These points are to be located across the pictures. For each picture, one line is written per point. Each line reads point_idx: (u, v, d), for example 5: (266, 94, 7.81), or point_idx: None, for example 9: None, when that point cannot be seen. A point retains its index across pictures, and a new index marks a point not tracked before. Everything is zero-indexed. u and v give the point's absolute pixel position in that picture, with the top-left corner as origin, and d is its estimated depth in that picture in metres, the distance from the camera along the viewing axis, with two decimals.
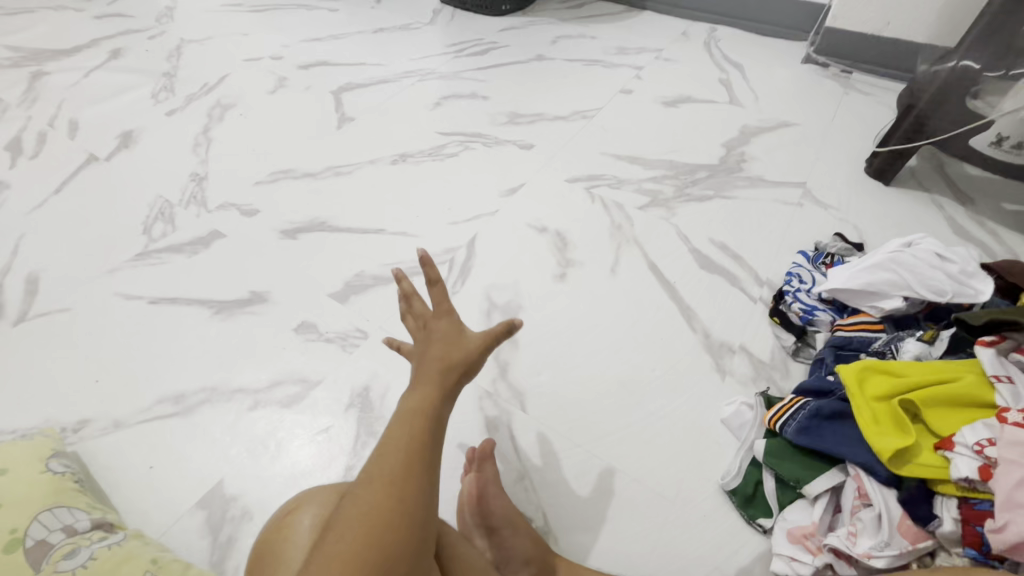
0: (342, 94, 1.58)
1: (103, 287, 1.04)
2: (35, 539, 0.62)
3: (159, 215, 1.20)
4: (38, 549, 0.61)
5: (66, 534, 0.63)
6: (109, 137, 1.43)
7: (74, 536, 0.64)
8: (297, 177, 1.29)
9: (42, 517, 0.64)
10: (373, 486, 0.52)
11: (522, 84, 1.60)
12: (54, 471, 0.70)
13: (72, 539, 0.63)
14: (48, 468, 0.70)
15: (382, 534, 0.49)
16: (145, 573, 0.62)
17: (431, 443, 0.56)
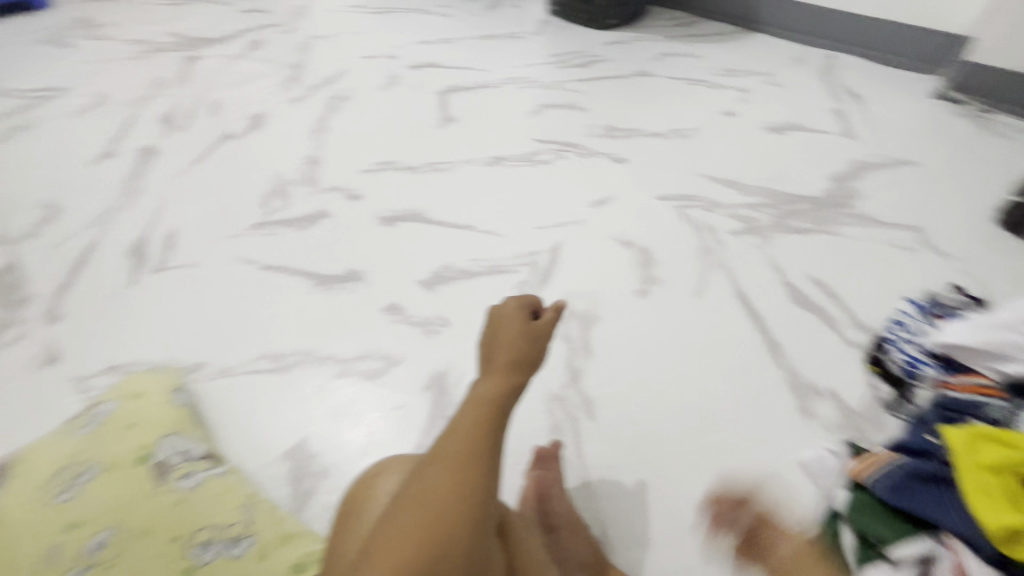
0: (447, 95, 1.67)
1: (225, 250, 1.17)
2: (161, 459, 0.72)
3: (277, 191, 1.33)
4: (160, 468, 0.72)
5: (184, 458, 0.74)
6: (242, 118, 1.60)
7: (190, 461, 0.74)
8: (399, 169, 1.38)
9: (166, 440, 0.74)
10: (438, 467, 0.53)
11: (622, 98, 1.60)
12: (177, 399, 0.80)
13: (188, 463, 0.73)
14: (172, 395, 0.81)
15: (440, 515, 0.51)
16: (243, 506, 0.70)
17: (495, 435, 0.57)
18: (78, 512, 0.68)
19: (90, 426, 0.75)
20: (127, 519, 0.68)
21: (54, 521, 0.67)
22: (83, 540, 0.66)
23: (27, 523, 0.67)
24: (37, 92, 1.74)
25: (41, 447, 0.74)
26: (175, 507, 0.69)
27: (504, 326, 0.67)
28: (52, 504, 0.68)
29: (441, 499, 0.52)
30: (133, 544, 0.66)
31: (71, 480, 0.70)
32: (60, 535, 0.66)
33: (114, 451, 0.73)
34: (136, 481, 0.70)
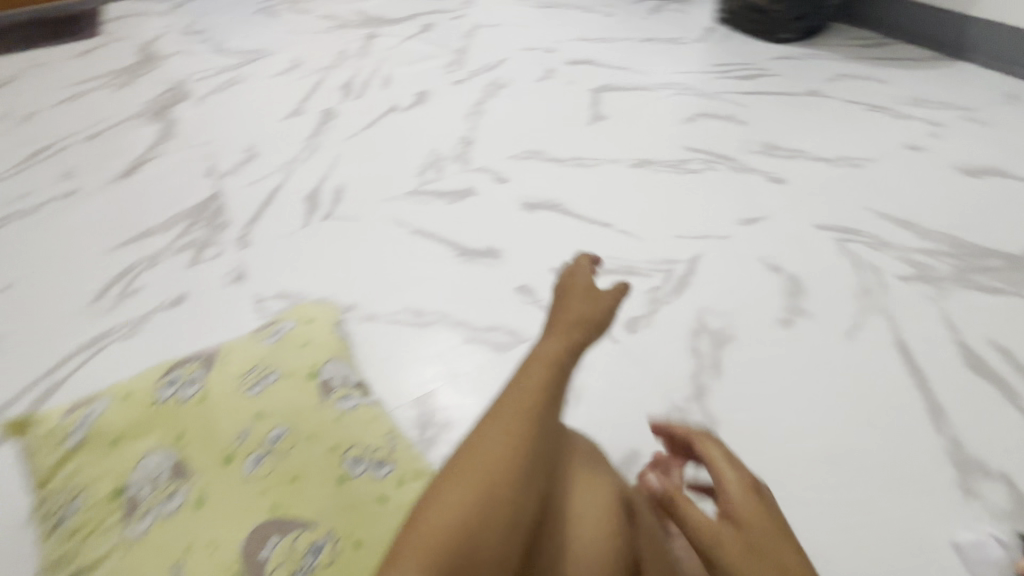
0: (600, 93, 1.68)
1: (383, 210, 1.29)
2: (325, 377, 0.82)
3: (432, 164, 1.43)
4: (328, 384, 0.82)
5: (342, 382, 0.82)
6: (409, 94, 1.74)
7: (346, 386, 0.82)
8: (545, 159, 1.42)
9: (330, 363, 0.84)
10: (497, 418, 0.51)
11: (787, 116, 1.50)
12: (338, 332, 0.90)
13: (345, 388, 0.82)
14: (335, 328, 0.91)
15: (500, 468, 0.48)
16: (388, 435, 0.77)
17: (552, 394, 0.53)
18: (265, 405, 0.77)
19: (273, 335, 0.87)
20: (303, 419, 0.77)
21: (248, 406, 0.77)
22: (268, 428, 0.75)
23: (224, 404, 0.77)
24: (248, 53, 2.03)
25: (234, 343, 0.85)
26: (341, 419, 0.78)
27: (569, 292, 0.63)
28: (245, 393, 0.78)
29: (503, 448, 0.49)
30: (308, 440, 0.75)
31: (258, 376, 0.81)
32: (251, 419, 0.76)
33: (293, 360, 0.83)
34: (310, 390, 0.80)
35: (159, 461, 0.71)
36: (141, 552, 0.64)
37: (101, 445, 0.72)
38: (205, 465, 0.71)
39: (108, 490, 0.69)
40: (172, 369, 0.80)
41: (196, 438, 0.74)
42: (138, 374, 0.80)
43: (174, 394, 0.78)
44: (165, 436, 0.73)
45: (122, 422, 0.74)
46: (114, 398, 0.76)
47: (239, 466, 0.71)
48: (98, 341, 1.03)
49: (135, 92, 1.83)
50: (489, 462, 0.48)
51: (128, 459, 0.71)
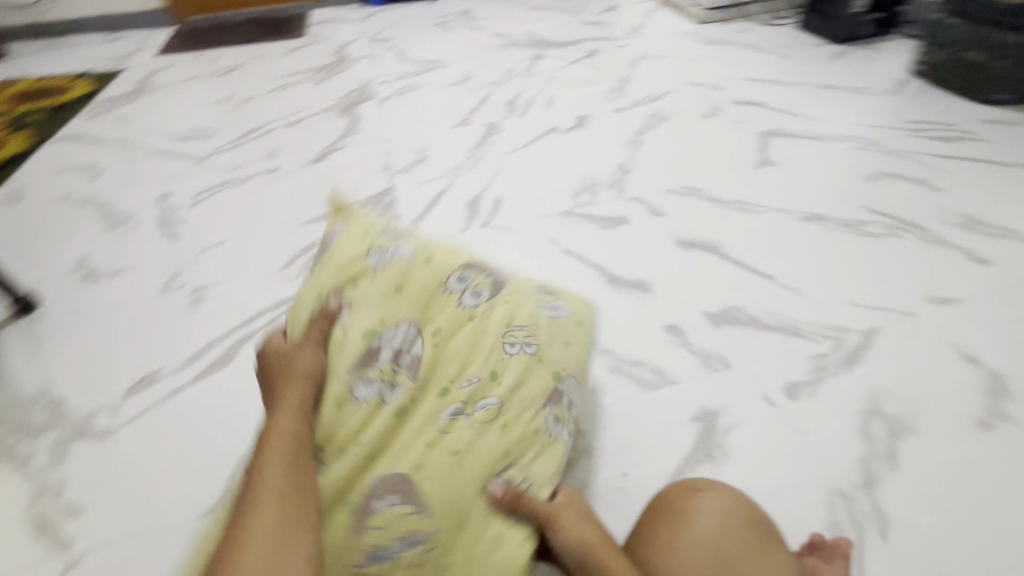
0: (768, 137, 1.60)
1: (537, 226, 1.33)
2: (563, 388, 0.81)
3: (588, 187, 1.45)
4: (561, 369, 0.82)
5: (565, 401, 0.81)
6: (569, 116, 1.79)
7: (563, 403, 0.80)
8: (704, 198, 1.38)
9: (568, 379, 0.82)
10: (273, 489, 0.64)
11: (997, 189, 1.32)
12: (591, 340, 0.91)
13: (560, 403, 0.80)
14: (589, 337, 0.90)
15: (271, 470, 0.66)
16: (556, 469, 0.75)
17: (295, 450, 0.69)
18: (503, 365, 0.80)
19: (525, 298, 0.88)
20: (509, 382, 0.79)
21: (490, 347, 0.82)
22: (496, 370, 0.80)
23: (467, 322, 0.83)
24: (424, 63, 2.21)
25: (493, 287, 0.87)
26: (555, 412, 0.78)
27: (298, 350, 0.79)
28: (492, 335, 0.82)
29: (299, 418, 0.73)
30: (511, 404, 0.77)
31: (505, 328, 0.83)
32: (479, 363, 0.80)
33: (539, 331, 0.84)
34: (545, 374, 0.80)
35: (406, 344, 0.81)
36: (350, 424, 0.76)
37: (383, 289, 0.82)
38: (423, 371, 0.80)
39: (369, 322, 0.80)
40: (463, 272, 0.87)
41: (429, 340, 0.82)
42: (442, 254, 0.88)
43: (450, 291, 0.85)
44: (421, 331, 0.82)
45: (411, 288, 0.83)
46: (420, 263, 0.85)
47: (449, 396, 0.78)
48: (285, 305, 1.17)
49: (329, 89, 2.08)
50: (290, 423, 0.72)
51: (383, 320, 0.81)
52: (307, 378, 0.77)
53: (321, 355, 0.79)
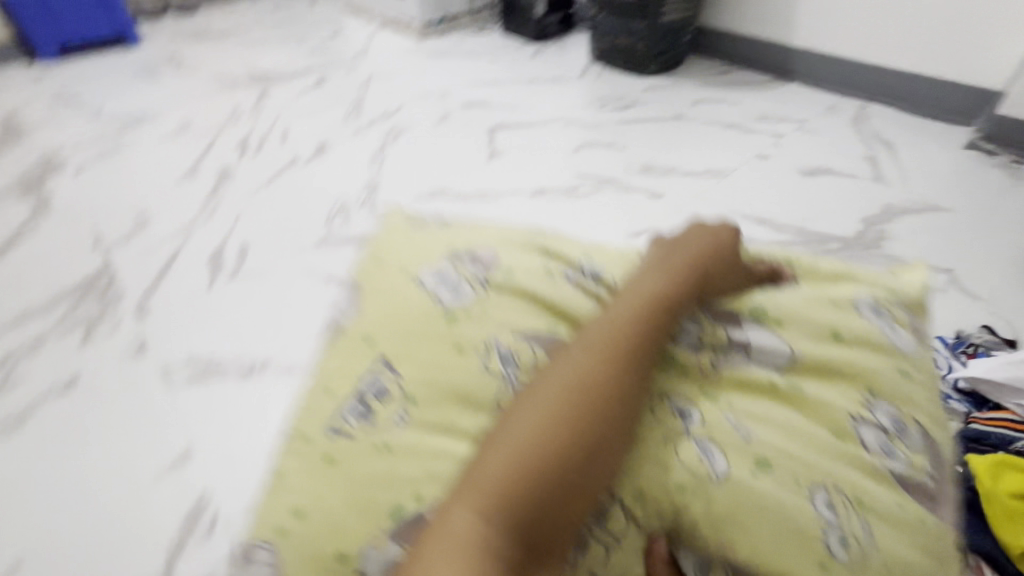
0: (494, 131, 1.79)
1: (292, 262, 1.29)
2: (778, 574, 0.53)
3: (340, 211, 1.45)
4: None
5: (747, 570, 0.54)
6: (310, 146, 1.76)
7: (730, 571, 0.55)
8: (449, 196, 1.49)
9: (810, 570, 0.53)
10: (583, 356, 0.58)
11: (659, 138, 1.69)
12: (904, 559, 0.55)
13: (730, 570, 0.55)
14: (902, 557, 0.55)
15: (608, 373, 0.56)
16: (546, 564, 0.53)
17: (630, 352, 0.59)
18: (789, 487, 0.56)
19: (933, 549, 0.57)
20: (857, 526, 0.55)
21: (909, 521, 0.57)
22: (833, 494, 0.56)
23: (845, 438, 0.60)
24: (131, 118, 1.95)
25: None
26: (811, 531, 0.55)
27: (716, 249, 0.74)
28: (866, 442, 0.60)
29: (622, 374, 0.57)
30: (753, 511, 0.55)
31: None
32: (781, 441, 0.59)
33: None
34: (790, 550, 0.54)
35: (768, 351, 0.65)
36: (792, 300, 0.70)
37: (826, 309, 0.69)
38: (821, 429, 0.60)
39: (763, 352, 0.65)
40: (909, 424, 0.64)
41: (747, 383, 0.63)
42: (918, 387, 0.66)
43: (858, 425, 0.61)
44: (816, 340, 0.66)
45: (881, 379, 0.64)
46: (901, 359, 0.67)
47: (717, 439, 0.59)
48: None
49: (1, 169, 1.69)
50: (603, 360, 0.57)
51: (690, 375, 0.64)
52: (658, 303, 0.64)
53: (669, 321, 0.64)
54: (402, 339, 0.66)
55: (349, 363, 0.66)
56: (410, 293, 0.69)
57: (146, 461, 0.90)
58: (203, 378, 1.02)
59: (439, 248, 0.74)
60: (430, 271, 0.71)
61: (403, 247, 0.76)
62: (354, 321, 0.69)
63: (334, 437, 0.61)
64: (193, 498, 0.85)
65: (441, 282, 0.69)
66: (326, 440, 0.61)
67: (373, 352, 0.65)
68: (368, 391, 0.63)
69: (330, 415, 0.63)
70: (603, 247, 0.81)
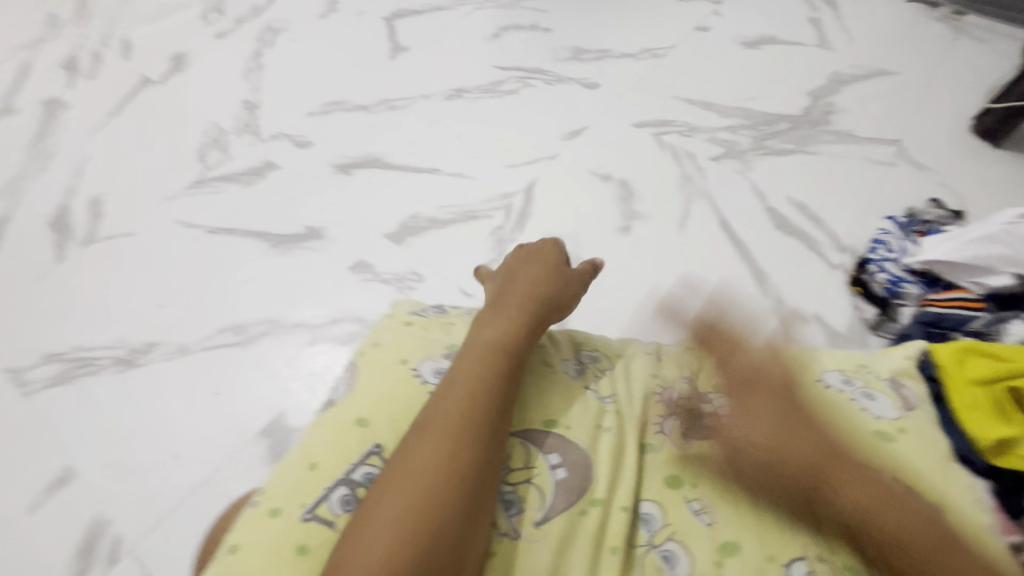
0: (395, 21, 1.47)
1: (163, 214, 1.04)
2: None
3: (214, 142, 1.17)
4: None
5: None
6: (161, 60, 1.38)
7: None
8: (350, 110, 1.24)
9: None
10: (473, 355, 0.52)
11: (589, 15, 1.44)
12: None
13: None
14: None
15: (500, 389, 0.50)
16: None
17: (497, 404, 0.49)
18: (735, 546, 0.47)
19: (887, 404, 0.55)
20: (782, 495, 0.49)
21: (837, 407, 0.55)
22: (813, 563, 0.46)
23: (701, 436, 0.53)
24: None
25: (897, 393, 0.57)
26: None
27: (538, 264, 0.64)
28: None
29: (473, 405, 0.47)
30: None
31: None
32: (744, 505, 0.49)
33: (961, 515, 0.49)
34: None
35: None
36: None
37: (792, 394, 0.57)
38: (687, 441, 0.53)
39: (568, 412, 0.54)
40: None
41: (591, 415, 0.54)
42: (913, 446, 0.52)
43: (669, 425, 0.55)
44: None
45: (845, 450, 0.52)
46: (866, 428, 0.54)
47: (648, 490, 0.51)
48: None
49: None
50: (455, 409, 0.47)
51: (548, 415, 0.54)
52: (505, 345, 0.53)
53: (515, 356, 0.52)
54: (400, 428, 0.53)
55: (338, 444, 0.51)
56: (407, 384, 0.56)
57: (16, 490, 0.74)
58: (69, 377, 0.83)
59: (440, 341, 0.61)
60: (429, 363, 0.58)
61: (397, 338, 0.61)
62: (343, 402, 0.55)
63: (309, 522, 0.47)
64: (85, 524, 0.71)
65: (436, 375, 0.57)
66: (299, 523, 0.47)
67: (355, 421, 0.53)
68: (355, 477, 0.49)
69: (310, 495, 0.48)
70: (627, 338, 0.65)
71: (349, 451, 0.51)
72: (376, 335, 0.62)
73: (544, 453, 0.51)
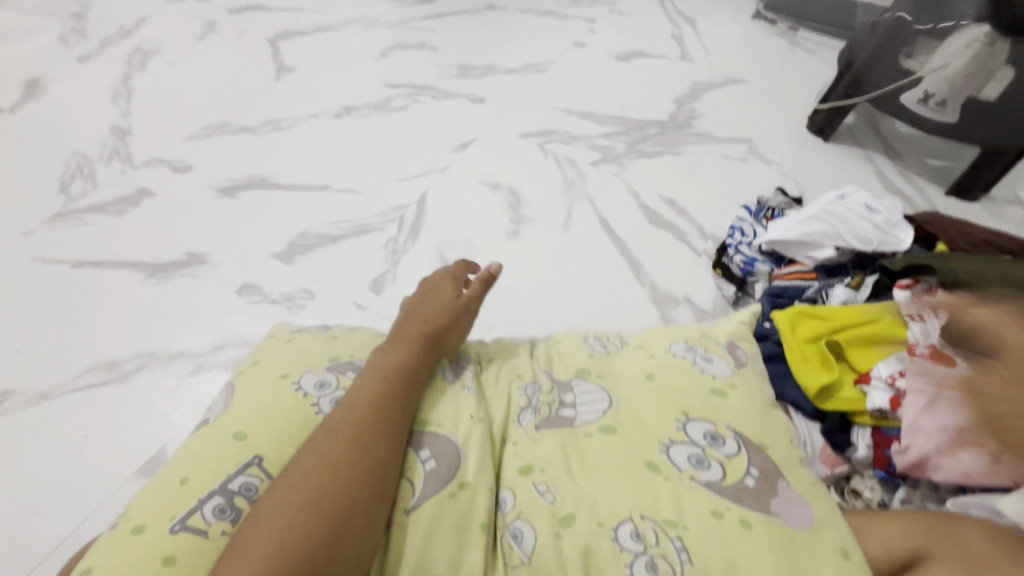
0: (279, 42, 1.45)
1: (16, 251, 0.95)
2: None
3: (77, 171, 1.09)
4: (727, 539, 0.47)
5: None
6: (12, 86, 1.27)
7: None
8: (232, 132, 1.20)
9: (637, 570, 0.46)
10: (374, 372, 0.53)
11: (474, 34, 1.50)
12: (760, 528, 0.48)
13: None
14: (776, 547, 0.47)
15: (399, 401, 0.51)
16: None
17: (395, 412, 0.50)
18: (580, 512, 0.49)
19: (721, 363, 0.62)
20: (629, 459, 0.52)
21: (681, 369, 0.61)
22: (639, 521, 0.48)
23: (553, 424, 0.56)
24: None
25: (731, 353, 0.65)
26: None
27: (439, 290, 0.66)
28: (685, 469, 0.52)
29: (373, 415, 0.49)
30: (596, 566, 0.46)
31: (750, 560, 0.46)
32: (592, 477, 0.52)
33: (774, 448, 0.55)
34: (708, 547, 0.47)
35: (588, 403, 0.58)
36: (627, 365, 0.63)
37: (646, 363, 0.62)
38: (538, 429, 0.56)
39: (437, 412, 0.55)
40: (727, 433, 0.55)
41: (465, 408, 0.56)
42: (742, 398, 0.59)
43: (526, 414, 0.57)
44: (638, 384, 0.59)
45: (692, 400, 0.57)
46: (706, 378, 0.60)
47: (504, 480, 0.52)
48: None
49: None
50: (354, 419, 0.48)
51: (419, 415, 0.55)
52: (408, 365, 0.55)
53: (414, 373, 0.55)
54: (279, 433, 0.51)
55: (213, 454, 0.49)
56: (288, 396, 0.54)
57: None
58: None
59: (322, 354, 0.60)
60: (311, 376, 0.57)
61: (276, 355, 0.59)
62: (219, 419, 0.53)
63: (179, 533, 0.44)
64: None
65: (317, 386, 0.56)
66: (165, 536, 0.44)
67: (232, 432, 0.51)
68: (233, 486, 0.47)
69: (180, 507, 0.46)
70: (503, 343, 0.68)
71: (224, 457, 0.49)
72: (258, 354, 0.60)
73: (417, 450, 0.52)
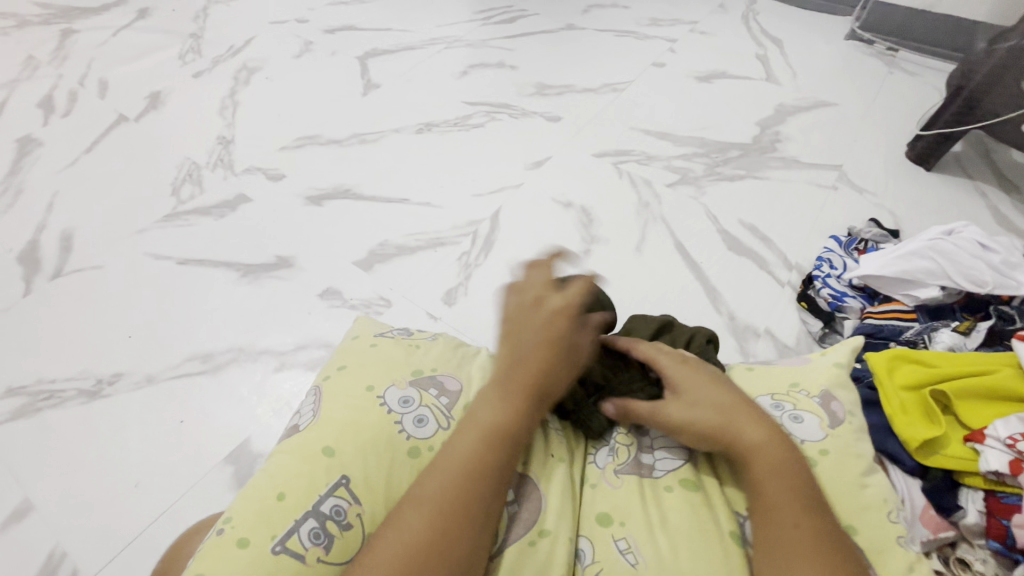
0: (367, 60, 1.54)
1: (133, 246, 1.06)
2: None
3: (187, 176, 1.20)
4: None
5: None
6: (138, 98, 1.42)
7: None
8: (322, 144, 1.28)
9: None
10: (470, 428, 0.49)
11: (552, 53, 1.52)
12: None
13: None
14: None
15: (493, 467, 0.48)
16: None
17: (487, 480, 0.47)
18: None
19: (813, 424, 0.58)
20: (710, 526, 0.51)
21: None
22: None
23: (630, 469, 0.56)
24: None
25: (826, 408, 0.60)
26: None
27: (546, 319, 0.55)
28: None
29: (467, 483, 0.46)
30: None
31: None
32: (672, 533, 0.51)
33: (864, 531, 0.53)
34: None
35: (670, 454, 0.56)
36: None
37: None
38: (618, 475, 0.56)
39: None
40: None
41: (545, 444, 0.57)
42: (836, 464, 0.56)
43: (606, 457, 0.58)
44: None
45: None
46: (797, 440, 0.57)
47: (585, 526, 0.53)
48: None
49: None
50: (436, 503, 0.45)
51: None
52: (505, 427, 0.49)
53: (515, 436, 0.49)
54: (365, 451, 0.54)
55: (306, 472, 0.52)
56: (374, 411, 0.57)
57: None
58: (31, 412, 0.83)
59: (405, 366, 0.62)
60: (394, 391, 0.59)
61: (362, 362, 0.62)
62: (310, 429, 0.56)
63: (281, 555, 0.48)
64: (41, 558, 0.71)
65: (401, 402, 0.58)
66: (270, 556, 0.48)
67: (324, 447, 0.54)
68: (324, 509, 0.50)
69: (279, 526, 0.49)
70: None
71: (317, 475, 0.52)
72: (340, 358, 0.63)
73: None
